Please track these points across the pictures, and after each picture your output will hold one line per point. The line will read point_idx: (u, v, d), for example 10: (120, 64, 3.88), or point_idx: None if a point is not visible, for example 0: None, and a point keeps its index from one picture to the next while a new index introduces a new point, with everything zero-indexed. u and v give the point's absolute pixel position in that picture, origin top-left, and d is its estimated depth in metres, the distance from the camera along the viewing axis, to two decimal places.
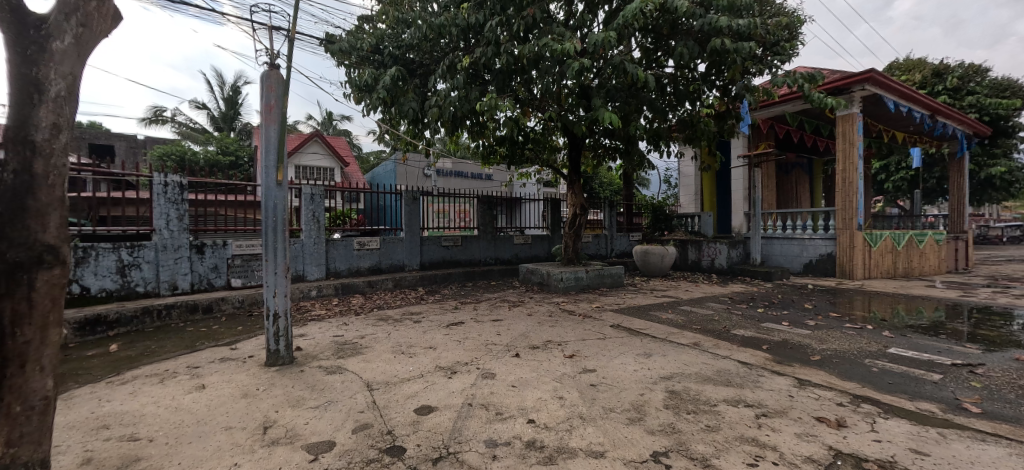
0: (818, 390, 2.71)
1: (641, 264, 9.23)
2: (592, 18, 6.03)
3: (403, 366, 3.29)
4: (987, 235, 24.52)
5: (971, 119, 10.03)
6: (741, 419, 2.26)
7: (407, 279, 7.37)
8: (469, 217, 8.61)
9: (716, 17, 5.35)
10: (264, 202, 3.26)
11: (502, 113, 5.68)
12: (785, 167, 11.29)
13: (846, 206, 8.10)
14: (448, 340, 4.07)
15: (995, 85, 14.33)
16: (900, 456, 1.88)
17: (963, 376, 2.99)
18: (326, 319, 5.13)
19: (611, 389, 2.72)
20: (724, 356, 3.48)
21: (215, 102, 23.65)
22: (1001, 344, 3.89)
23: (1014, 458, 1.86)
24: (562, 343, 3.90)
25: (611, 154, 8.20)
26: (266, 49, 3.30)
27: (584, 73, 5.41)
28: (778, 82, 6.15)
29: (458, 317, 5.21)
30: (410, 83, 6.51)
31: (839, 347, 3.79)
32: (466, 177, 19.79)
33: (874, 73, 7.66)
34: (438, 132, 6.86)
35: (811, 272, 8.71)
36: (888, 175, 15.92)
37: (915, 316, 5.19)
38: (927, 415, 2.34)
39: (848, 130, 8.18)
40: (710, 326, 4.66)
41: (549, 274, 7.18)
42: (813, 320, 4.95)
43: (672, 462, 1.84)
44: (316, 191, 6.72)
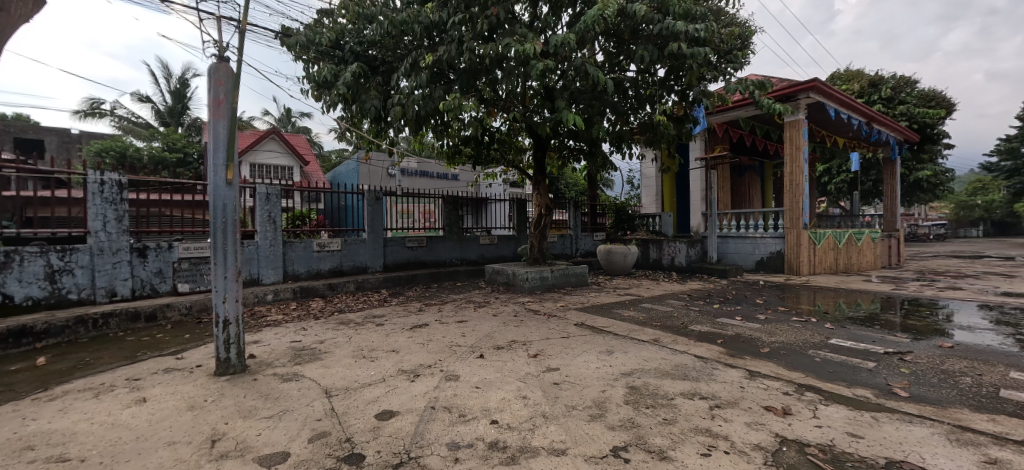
0: (767, 380, 2.86)
1: (605, 264, 9.42)
2: (556, 20, 6.11)
3: (364, 371, 3.21)
4: (915, 233, 26.78)
5: (901, 127, 10.88)
6: (697, 411, 2.35)
7: (371, 281, 7.18)
8: (434, 217, 8.51)
9: (673, 22, 5.55)
10: (212, 202, 3.08)
11: (466, 113, 5.66)
12: (738, 169, 11.84)
13: (793, 207, 8.59)
14: (411, 343, 4.01)
15: (922, 96, 15.65)
16: (839, 440, 2.01)
17: (894, 362, 3.24)
18: (283, 324, 4.92)
19: (574, 387, 2.76)
20: (682, 351, 3.61)
21: (160, 96, 22.25)
22: (928, 333, 4.25)
23: (936, 437, 2.03)
24: (527, 343, 3.93)
25: (576, 155, 8.32)
26: (214, 41, 3.13)
27: (548, 74, 5.48)
28: (732, 89, 6.44)
29: (422, 319, 5.13)
30: (372, 80, 6.37)
31: (786, 339, 4.02)
32: (431, 176, 19.57)
33: (818, 82, 8.17)
34: (402, 131, 6.74)
35: (762, 269, 9.18)
36: (831, 178, 17.02)
37: (854, 309, 5.58)
38: (862, 400, 2.51)
39: (795, 135, 8.67)
40: (669, 322, 4.82)
41: (515, 274, 7.19)
42: (764, 314, 5.23)
43: (631, 455, 1.89)
44: (272, 190, 6.44)
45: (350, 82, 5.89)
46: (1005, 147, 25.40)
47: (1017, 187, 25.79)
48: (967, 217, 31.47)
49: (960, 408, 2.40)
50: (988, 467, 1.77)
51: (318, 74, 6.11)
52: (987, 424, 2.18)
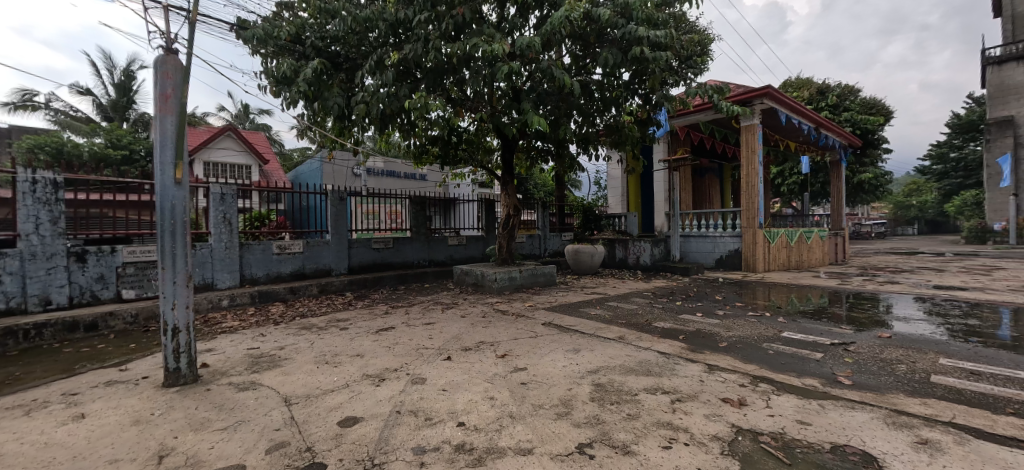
0: (725, 373, 2.98)
1: (572, 263, 9.55)
2: (523, 21, 6.14)
3: (327, 377, 3.11)
4: (859, 231, 28.78)
5: (846, 132, 11.59)
6: (658, 405, 2.42)
7: (335, 284, 6.97)
8: (401, 218, 8.37)
9: (635, 28, 5.71)
10: (159, 202, 2.90)
11: (432, 112, 5.59)
12: (699, 171, 12.30)
13: (750, 207, 8.99)
14: (377, 347, 3.92)
15: (863, 104, 16.82)
16: (789, 427, 2.12)
17: (839, 353, 3.45)
18: (240, 331, 4.69)
19: (541, 386, 2.79)
20: (646, 348, 3.70)
21: (103, 88, 20.80)
22: (869, 325, 4.56)
23: (875, 421, 2.18)
24: (495, 343, 3.93)
25: (544, 156, 8.38)
26: (160, 31, 2.94)
27: (514, 76, 5.51)
28: (692, 93, 6.67)
29: (388, 321, 5.03)
30: (335, 77, 6.19)
31: (742, 333, 4.21)
32: (398, 176, 19.24)
33: (771, 89, 8.59)
34: (367, 129, 6.59)
35: (721, 266, 9.57)
36: (783, 180, 17.96)
37: (804, 303, 5.91)
38: (811, 389, 2.66)
39: (750, 138, 9.07)
40: (634, 320, 4.95)
41: (483, 275, 7.17)
42: (722, 310, 5.47)
43: (596, 452, 1.92)
44: (227, 190, 6.13)
45: (310, 79, 5.66)
46: (936, 152, 27.67)
47: (946, 188, 28.14)
48: (903, 216, 34.04)
49: (896, 393, 2.58)
50: (919, 446, 1.91)
51: (276, 70, 5.85)
52: (920, 407, 2.36)
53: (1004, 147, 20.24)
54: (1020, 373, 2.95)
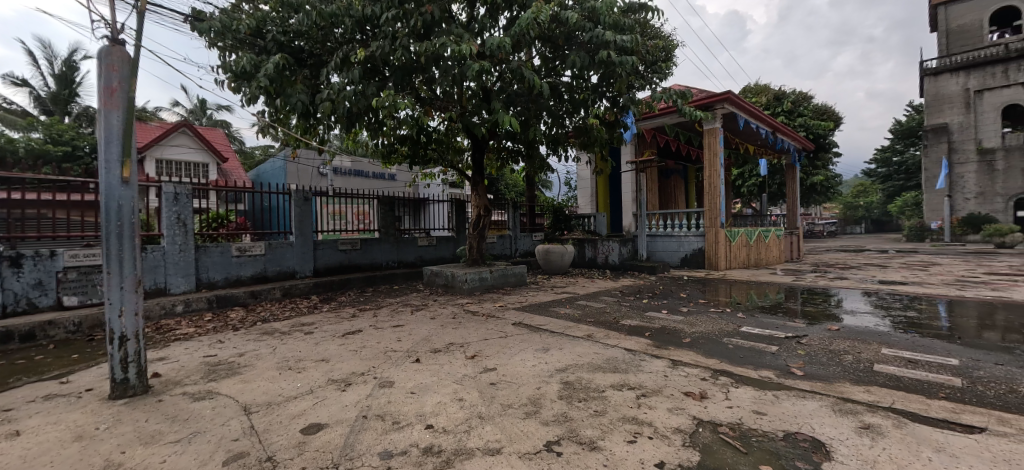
0: (687, 368, 3.08)
1: (543, 263, 9.62)
2: (492, 22, 6.15)
3: (290, 383, 3.01)
4: (813, 230, 30.47)
5: (800, 137, 12.19)
6: (624, 401, 2.48)
7: (299, 287, 6.75)
8: (369, 218, 8.20)
9: (603, 32, 5.84)
10: (103, 203, 2.72)
11: (400, 111, 5.51)
12: (664, 172, 12.65)
13: (712, 208, 9.34)
14: (343, 351, 3.82)
15: (815, 110, 17.80)
16: (746, 418, 2.22)
17: (793, 346, 3.63)
18: (195, 338, 4.46)
19: (510, 386, 2.79)
20: (613, 345, 3.78)
21: (42, 80, 19.37)
22: (820, 318, 4.84)
23: (823, 408, 2.32)
24: (464, 345, 3.91)
25: (514, 157, 8.41)
26: (105, 21, 2.77)
27: (484, 76, 5.50)
28: (657, 97, 6.86)
29: (355, 325, 4.92)
30: (298, 73, 6.00)
31: (704, 329, 4.37)
32: (367, 176, 18.84)
33: (731, 94, 8.95)
34: (333, 127, 6.42)
35: (686, 264, 9.88)
36: (744, 182, 18.77)
37: (763, 299, 6.19)
38: (767, 381, 2.79)
39: (713, 141, 9.39)
40: (602, 318, 5.05)
41: (453, 276, 7.12)
42: (686, 307, 5.66)
43: (563, 449, 1.95)
44: (181, 190, 5.82)
45: (272, 75, 5.42)
46: (881, 156, 29.62)
47: (889, 190, 30.14)
48: (852, 216, 36.21)
49: (843, 382, 2.74)
50: (863, 431, 2.05)
51: (234, 65, 5.59)
52: (863, 394, 2.52)
53: (939, 152, 21.69)
54: (951, 360, 3.20)
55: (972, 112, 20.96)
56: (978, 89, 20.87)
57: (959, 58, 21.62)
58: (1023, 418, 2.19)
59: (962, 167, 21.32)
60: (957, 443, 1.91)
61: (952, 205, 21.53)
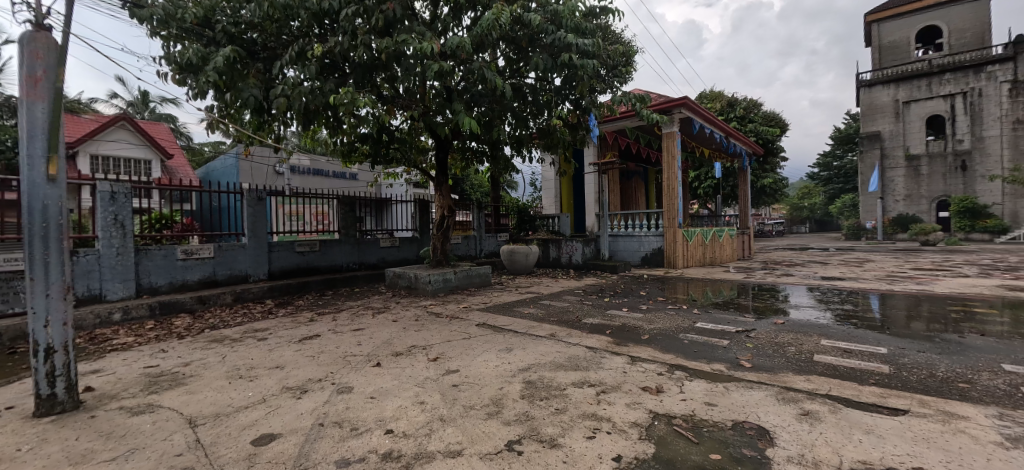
0: (645, 364, 3.18)
1: (508, 263, 9.66)
2: (456, 21, 6.11)
3: (240, 393, 2.86)
4: (763, 230, 32.33)
5: (750, 141, 12.86)
6: (585, 398, 2.53)
7: (253, 291, 6.43)
8: (329, 219, 7.94)
9: (565, 35, 5.94)
10: (26, 203, 2.48)
11: (360, 109, 5.37)
12: (625, 175, 13.01)
13: (670, 209, 9.69)
14: (299, 357, 3.68)
15: (764, 117, 18.87)
16: (698, 409, 2.32)
17: (742, 339, 3.83)
18: (135, 348, 4.16)
19: (472, 387, 2.79)
20: (575, 343, 3.85)
21: None
22: (769, 313, 5.14)
23: (768, 398, 2.46)
24: (427, 347, 3.86)
25: (479, 158, 8.37)
26: (28, 5, 2.54)
27: (446, 76, 5.46)
28: (618, 100, 7.04)
29: (313, 329, 4.75)
30: (250, 67, 5.71)
31: (662, 325, 4.54)
32: (327, 176, 18.22)
33: (687, 100, 9.34)
34: (289, 124, 6.16)
35: (646, 263, 10.20)
36: (700, 184, 19.62)
37: (717, 296, 6.50)
38: (719, 373, 2.92)
39: (670, 145, 9.74)
40: (565, 317, 5.12)
41: (417, 277, 7.01)
42: (646, 305, 5.85)
43: (524, 448, 1.97)
44: (118, 189, 5.40)
45: (222, 68, 5.13)
46: (822, 161, 31.89)
47: (830, 192, 32.38)
48: (797, 215, 38.58)
49: (786, 372, 2.92)
50: (803, 417, 2.19)
51: (178, 56, 5.25)
52: (804, 383, 2.69)
53: (872, 157, 23.35)
54: (879, 348, 3.48)
55: (901, 121, 22.84)
56: (905, 100, 22.77)
57: (890, 71, 23.47)
58: (939, 400, 2.41)
59: (892, 171, 23.16)
60: (883, 425, 2.08)
61: (884, 206, 23.38)
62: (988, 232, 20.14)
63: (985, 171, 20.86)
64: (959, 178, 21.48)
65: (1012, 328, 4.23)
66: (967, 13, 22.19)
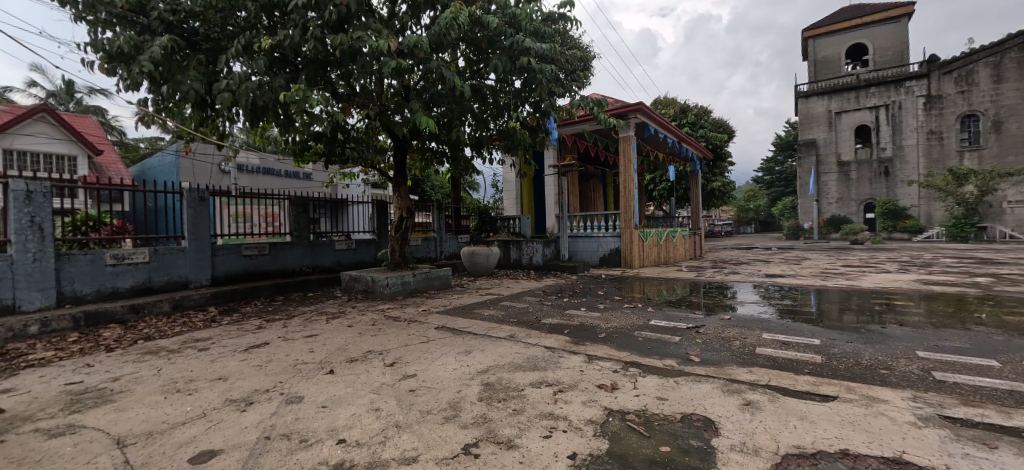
0: (602, 362, 3.25)
1: (469, 265, 9.60)
2: (414, 20, 6.03)
3: (177, 408, 2.66)
4: (713, 230, 34.07)
5: (700, 146, 13.48)
6: (542, 398, 2.55)
7: (194, 298, 6.01)
8: (280, 221, 7.57)
9: (523, 38, 5.99)
10: None
11: (313, 107, 5.16)
12: (584, 177, 13.28)
13: (627, 210, 9.98)
14: (245, 367, 3.48)
15: (714, 124, 20.04)
16: (650, 404, 2.40)
17: (693, 335, 4.01)
18: (55, 364, 3.78)
19: (430, 392, 2.74)
20: (534, 344, 3.88)
21: None
22: (717, 309, 5.40)
23: (714, 390, 2.59)
24: (383, 352, 3.76)
25: (439, 159, 8.26)
26: None
27: (403, 74, 5.34)
28: (576, 104, 7.17)
29: (261, 337, 4.50)
30: (191, 58, 5.35)
31: (619, 323, 4.66)
32: (278, 175, 17.41)
33: (642, 106, 9.65)
34: (236, 121, 5.82)
35: (604, 263, 10.45)
36: (655, 186, 20.37)
37: (670, 294, 6.76)
38: (670, 369, 3.04)
39: (627, 148, 10.02)
40: (525, 318, 5.15)
41: (374, 280, 6.81)
42: (603, 303, 6.00)
43: (481, 450, 1.96)
44: (35, 187, 4.93)
45: (159, 59, 4.77)
46: (766, 166, 34.24)
47: (774, 194, 34.81)
48: (744, 217, 40.74)
49: (732, 365, 3.08)
50: (745, 407, 2.31)
51: (107, 43, 4.82)
52: (747, 375, 2.85)
53: (809, 163, 25.22)
54: (814, 340, 3.75)
55: (833, 130, 24.74)
56: (837, 111, 24.66)
57: (824, 83, 25.38)
58: (864, 385, 2.63)
59: (826, 175, 25.04)
60: (815, 411, 2.24)
61: (819, 208, 25.22)
62: (906, 232, 22.25)
63: (904, 177, 22.97)
64: (883, 183, 23.51)
65: (927, 318, 4.68)
66: (888, 33, 24.41)
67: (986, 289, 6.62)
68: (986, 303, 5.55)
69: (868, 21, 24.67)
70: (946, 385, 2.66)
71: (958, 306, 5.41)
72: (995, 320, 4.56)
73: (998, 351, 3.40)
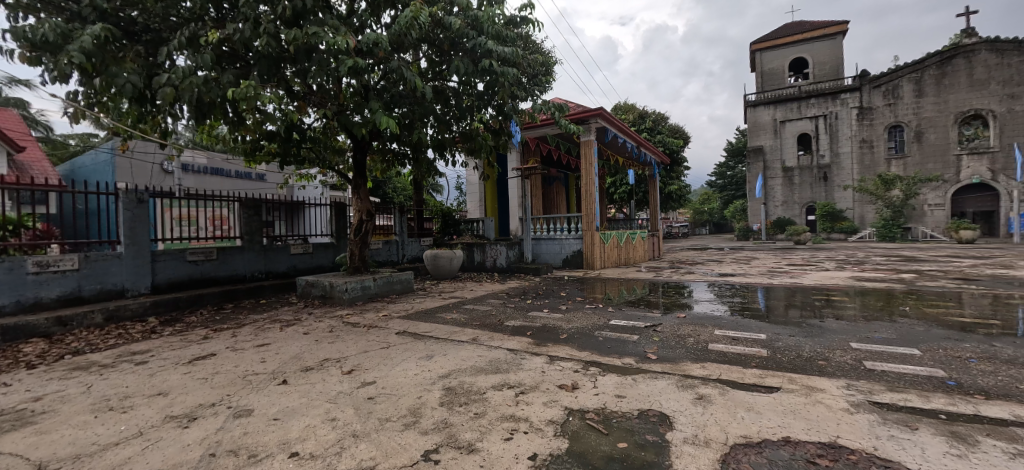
0: (563, 362, 3.29)
1: (431, 268, 9.47)
2: (373, 18, 5.92)
3: (110, 427, 2.46)
4: (671, 232, 35.45)
5: (657, 151, 13.97)
6: (504, 400, 2.55)
7: (131, 308, 5.58)
8: (229, 224, 7.18)
9: (485, 41, 6.00)
10: None
11: (264, 104, 4.92)
12: (547, 180, 13.44)
13: (588, 213, 10.18)
14: (188, 380, 3.27)
15: (670, 130, 20.91)
16: (609, 402, 2.45)
17: (650, 333, 4.15)
18: None
19: (389, 399, 2.68)
20: (497, 346, 3.87)
21: None
22: (675, 308, 5.61)
23: (669, 386, 2.68)
24: (341, 359, 3.64)
25: (400, 161, 8.11)
26: None
27: (362, 73, 5.20)
28: (538, 108, 7.25)
29: (208, 348, 4.24)
30: (128, 50, 4.98)
31: (580, 324, 4.74)
32: (229, 175, 16.56)
33: (602, 111, 9.89)
34: (181, 117, 5.48)
35: (567, 265, 10.61)
36: (616, 189, 20.94)
37: (630, 294, 6.96)
38: (628, 367, 3.12)
39: (588, 152, 10.23)
40: (488, 321, 5.14)
41: (332, 286, 6.58)
42: (565, 305, 6.09)
43: (441, 456, 1.93)
44: None
45: (91, 50, 4.38)
46: (719, 170, 36.06)
47: (727, 197, 36.71)
48: (699, 218, 42.64)
49: (686, 361, 3.21)
50: (698, 401, 2.41)
51: (29, 30, 4.38)
52: (700, 370, 2.98)
53: (757, 168, 26.69)
54: (760, 334, 3.97)
55: (778, 137, 26.32)
56: (782, 119, 26.24)
57: (770, 94, 26.97)
58: (804, 376, 2.81)
59: (773, 180, 26.57)
60: (762, 402, 2.37)
61: (766, 210, 26.70)
62: (843, 232, 24.03)
63: (840, 182, 24.78)
64: (822, 187, 25.24)
65: (860, 312, 5.07)
66: (826, 48, 26.28)
67: (910, 284, 7.27)
68: (909, 297, 6.09)
69: (808, 37, 26.45)
70: (875, 373, 2.88)
71: (886, 300, 5.91)
72: (918, 313, 5.00)
73: (919, 340, 3.73)
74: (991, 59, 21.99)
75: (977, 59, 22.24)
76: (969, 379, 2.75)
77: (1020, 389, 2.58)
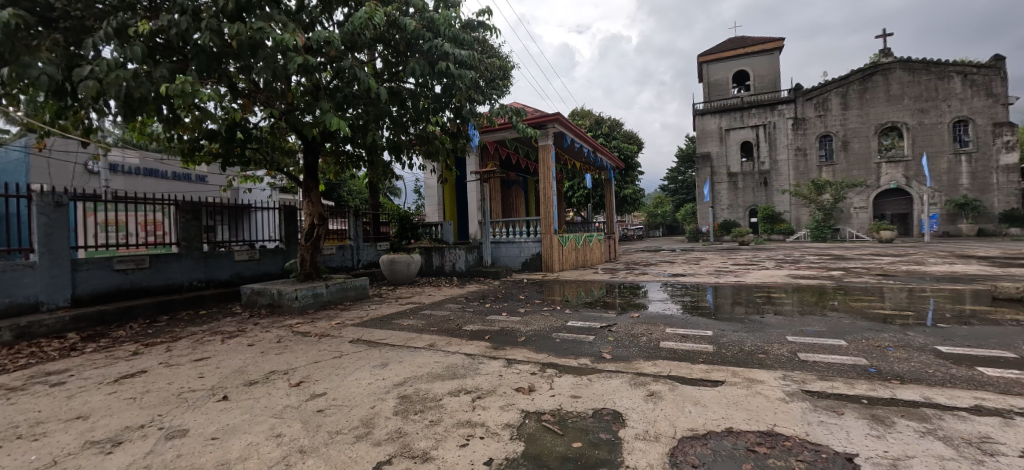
0: (520, 365, 3.30)
1: (388, 274, 9.22)
2: (325, 15, 5.70)
3: (16, 458, 2.20)
4: (627, 234, 36.60)
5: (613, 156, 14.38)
6: (460, 406, 2.52)
7: (47, 324, 5.04)
8: (164, 230, 6.66)
9: (442, 43, 5.93)
10: None
11: (204, 102, 4.60)
12: (506, 183, 13.50)
13: (547, 216, 10.28)
14: (114, 401, 2.99)
15: (624, 136, 21.65)
16: (565, 403, 2.49)
17: (606, 334, 4.24)
18: None
19: (340, 410, 2.57)
20: (454, 352, 3.82)
21: None
22: (630, 308, 5.78)
23: (623, 384, 2.75)
24: (289, 371, 3.46)
25: (354, 163, 7.86)
26: None
27: (312, 72, 4.98)
28: (496, 112, 7.25)
29: (138, 365, 3.89)
30: (44, 38, 4.51)
31: (538, 326, 4.78)
32: (164, 177, 15.39)
33: (559, 116, 10.03)
34: (108, 113, 5.02)
35: (526, 268, 10.66)
36: (573, 193, 21.35)
37: (587, 295, 7.10)
38: (583, 367, 3.18)
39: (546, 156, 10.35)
40: (445, 326, 5.07)
41: (280, 293, 6.26)
42: (524, 307, 6.12)
43: (394, 467, 1.88)
44: None
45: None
46: (670, 175, 37.67)
47: (678, 201, 38.41)
48: (653, 222, 44.34)
49: (638, 360, 3.31)
50: (649, 398, 2.49)
51: None
52: (651, 367, 3.08)
53: (705, 173, 28.08)
54: (708, 331, 4.15)
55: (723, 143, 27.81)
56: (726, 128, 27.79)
57: (715, 103, 28.52)
58: (746, 369, 2.97)
59: (720, 184, 28.01)
60: (708, 396, 2.48)
61: (714, 213, 28.12)
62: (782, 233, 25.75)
63: (778, 186, 26.56)
64: (763, 191, 26.95)
65: (796, 308, 5.45)
66: (764, 63, 28.14)
67: (839, 281, 7.90)
68: (838, 292, 6.62)
69: (749, 51, 28.20)
70: (808, 364, 3.10)
71: (819, 296, 6.37)
72: (845, 307, 5.44)
73: (847, 332, 4.05)
74: (904, 77, 24.43)
75: (892, 77, 24.63)
76: (887, 365, 3.02)
77: (928, 372, 2.87)
